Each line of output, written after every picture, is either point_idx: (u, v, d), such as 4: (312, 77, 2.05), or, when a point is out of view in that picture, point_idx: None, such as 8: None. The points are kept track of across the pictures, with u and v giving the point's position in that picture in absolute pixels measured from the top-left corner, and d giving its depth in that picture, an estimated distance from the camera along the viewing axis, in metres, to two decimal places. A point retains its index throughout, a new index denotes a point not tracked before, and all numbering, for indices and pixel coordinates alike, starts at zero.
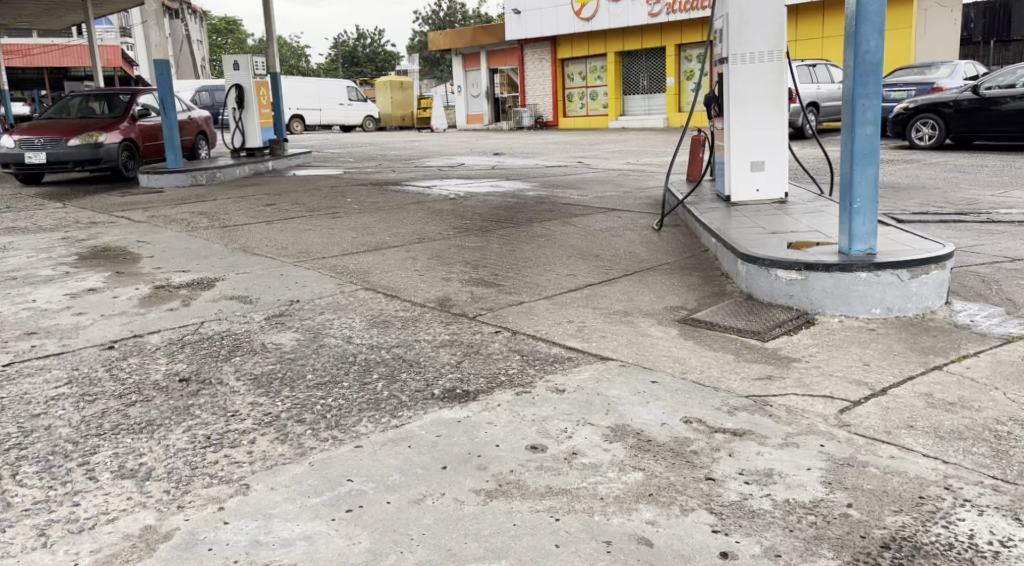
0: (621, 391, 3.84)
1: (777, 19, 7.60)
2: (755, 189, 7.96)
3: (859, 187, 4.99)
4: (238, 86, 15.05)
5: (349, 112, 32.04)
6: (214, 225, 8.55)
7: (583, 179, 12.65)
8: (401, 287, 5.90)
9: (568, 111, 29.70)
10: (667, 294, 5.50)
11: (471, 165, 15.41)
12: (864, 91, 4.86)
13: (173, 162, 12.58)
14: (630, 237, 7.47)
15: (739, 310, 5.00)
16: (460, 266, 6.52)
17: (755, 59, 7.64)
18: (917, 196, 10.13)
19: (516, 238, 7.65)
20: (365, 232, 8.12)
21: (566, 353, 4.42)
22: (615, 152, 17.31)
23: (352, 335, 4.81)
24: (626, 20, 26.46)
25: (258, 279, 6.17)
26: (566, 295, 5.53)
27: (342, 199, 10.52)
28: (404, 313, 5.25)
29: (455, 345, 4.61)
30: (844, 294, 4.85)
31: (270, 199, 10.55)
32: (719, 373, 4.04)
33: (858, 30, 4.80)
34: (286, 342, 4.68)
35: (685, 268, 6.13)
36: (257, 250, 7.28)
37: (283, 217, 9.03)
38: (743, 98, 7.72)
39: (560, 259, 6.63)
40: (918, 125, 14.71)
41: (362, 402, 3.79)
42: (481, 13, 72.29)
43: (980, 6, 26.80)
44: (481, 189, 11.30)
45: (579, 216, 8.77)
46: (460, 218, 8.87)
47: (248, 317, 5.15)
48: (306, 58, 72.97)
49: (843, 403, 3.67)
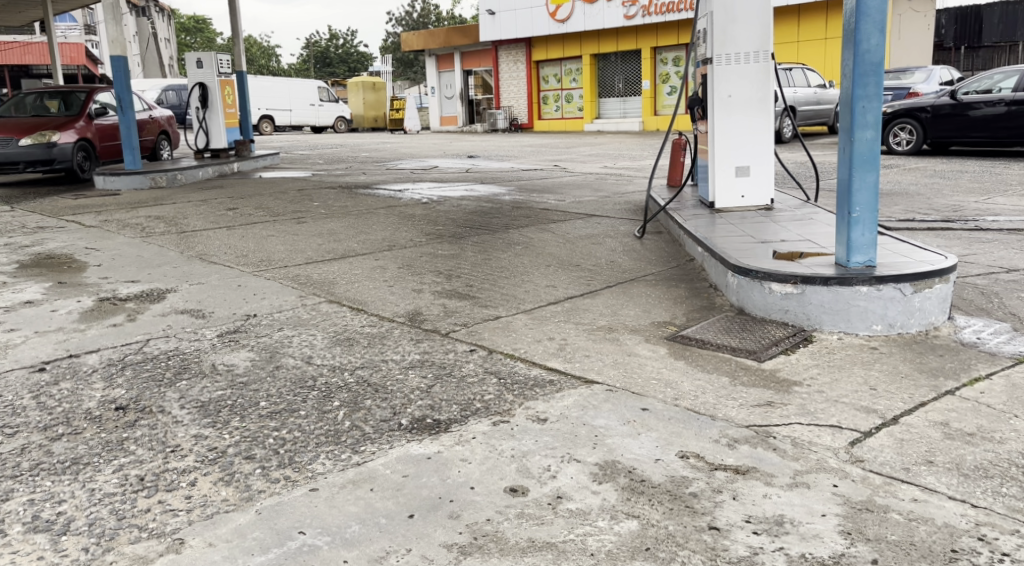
0: (608, 421, 3.48)
1: (764, 19, 7.30)
2: (739, 195, 7.61)
3: (859, 194, 4.65)
4: (201, 84, 14.50)
5: (320, 113, 31.49)
6: (170, 231, 8.14)
7: (560, 183, 12.33)
8: (368, 300, 5.49)
9: (543, 114, 29.37)
10: (652, 308, 5.14)
11: (445, 167, 15.03)
12: (864, 93, 4.51)
13: (130, 163, 12.06)
14: (610, 245, 7.14)
15: (731, 326, 4.65)
16: (432, 275, 6.13)
17: (739, 59, 7.34)
18: (901, 203, 9.86)
19: (492, 245, 7.28)
20: (331, 238, 7.72)
21: (547, 376, 4.05)
22: (591, 156, 17.01)
23: (313, 355, 4.41)
24: (602, 22, 26.27)
25: (213, 291, 5.74)
26: (545, 309, 5.15)
27: (307, 203, 10.06)
28: (371, 329, 4.85)
29: (425, 366, 4.22)
30: (843, 310, 4.51)
31: (233, 203, 10.11)
32: (716, 400, 3.68)
33: (858, 27, 4.47)
34: (239, 363, 4.26)
35: (670, 279, 5.78)
36: (214, 259, 6.85)
37: (246, 223, 8.59)
38: (727, 100, 7.40)
39: (538, 269, 6.25)
40: (896, 130, 14.52)
41: (321, 436, 3.39)
42: (455, 15, 71.81)
43: (952, 12, 26.82)
44: (455, 194, 10.89)
45: (557, 222, 8.41)
46: (432, 224, 8.47)
47: (199, 334, 4.73)
48: (279, 59, 72.25)
49: (853, 433, 3.31)
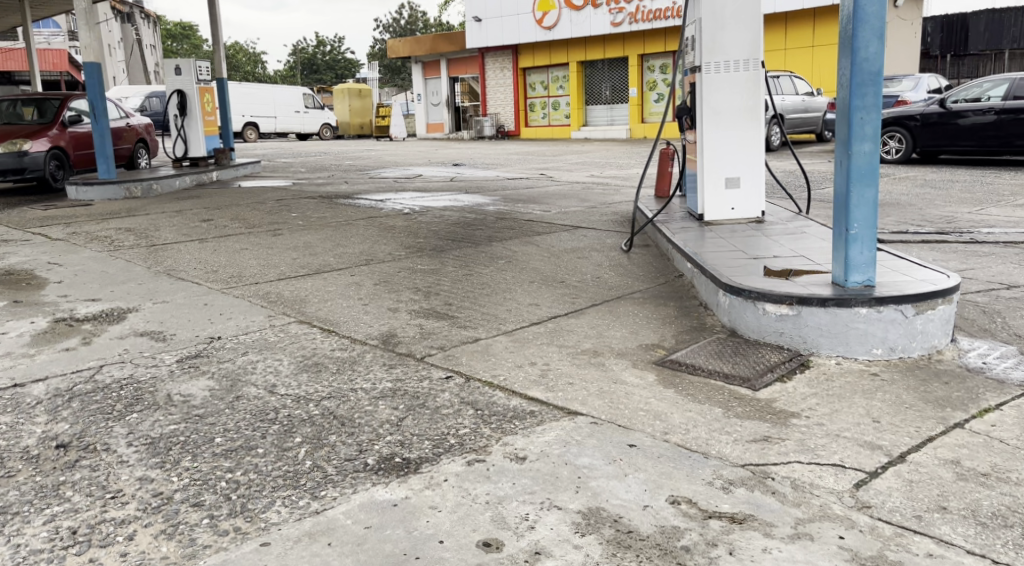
0: (592, 459, 3.21)
1: (754, 26, 7.07)
2: (729, 207, 7.36)
3: (857, 211, 4.38)
4: (180, 91, 14.16)
5: (304, 120, 30.97)
6: (140, 244, 7.84)
7: (546, 192, 12.08)
8: (340, 320, 5.19)
9: (529, 121, 29.14)
10: (640, 329, 4.87)
11: (429, 176, 14.75)
12: (862, 103, 4.26)
13: (104, 172, 11.74)
14: (596, 259, 6.87)
15: (723, 350, 4.38)
16: (409, 293, 5.85)
17: (729, 67, 7.11)
18: (893, 214, 9.64)
19: (474, 259, 7.00)
20: (306, 252, 7.43)
21: (528, 407, 3.77)
22: (578, 164, 16.79)
23: (277, 384, 4.11)
24: (588, 29, 26.08)
25: (177, 310, 5.44)
26: (526, 330, 4.88)
27: (285, 214, 9.75)
28: (341, 354, 4.57)
29: (397, 396, 3.93)
30: (841, 332, 4.25)
31: (207, 214, 9.80)
32: (708, 435, 3.41)
33: (856, 34, 4.21)
34: (197, 393, 3.97)
35: (658, 297, 5.51)
36: (183, 275, 6.55)
37: (219, 235, 8.30)
38: (717, 110, 7.16)
39: (521, 286, 5.97)
40: (885, 138, 14.27)
41: (278, 479, 3.10)
42: (442, 21, 71.56)
43: (938, 20, 26.75)
44: (439, 204, 10.61)
45: (541, 235, 8.15)
46: (413, 236, 8.19)
47: (157, 360, 4.44)
48: (265, 66, 71.86)
49: (858, 474, 3.05)
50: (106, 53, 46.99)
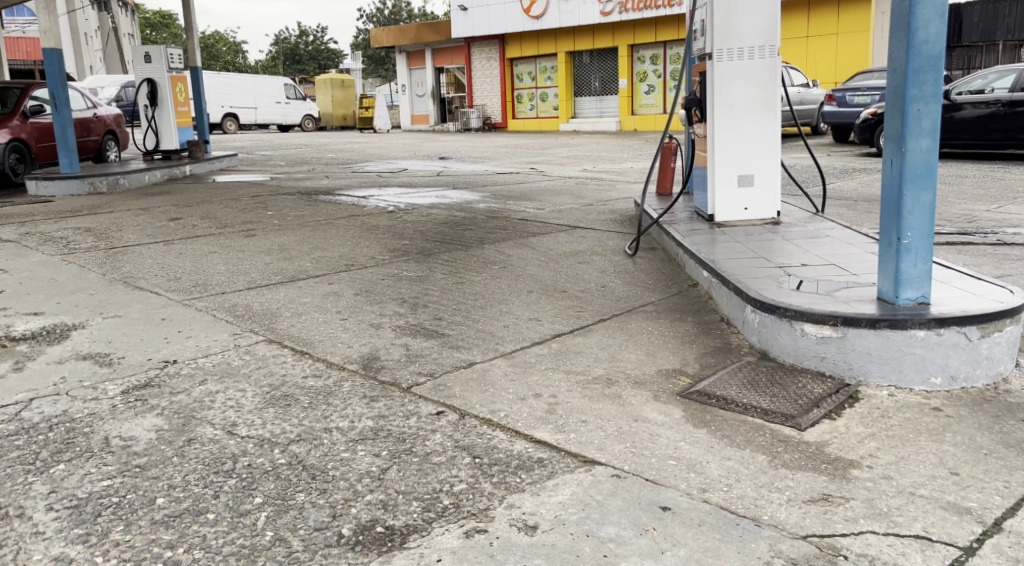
0: (618, 529, 2.62)
1: (770, 9, 6.50)
2: (742, 207, 6.78)
3: (911, 217, 3.78)
4: (150, 80, 13.46)
5: (286, 111, 30.29)
6: (98, 246, 7.21)
7: (538, 188, 11.48)
8: (316, 339, 4.58)
9: (517, 113, 28.49)
10: (657, 351, 4.27)
11: (414, 171, 14.14)
12: (919, 93, 3.67)
13: (67, 166, 11.08)
14: (599, 264, 6.29)
15: (757, 379, 3.79)
16: (394, 305, 5.24)
17: (743, 55, 6.52)
18: None
19: (465, 264, 6.40)
20: (281, 255, 6.82)
21: (537, 452, 3.18)
22: (570, 158, 16.20)
23: (238, 423, 3.50)
24: (577, 19, 25.44)
25: (129, 327, 4.81)
26: (527, 352, 4.28)
27: (260, 212, 9.11)
28: (315, 383, 3.95)
29: (379, 439, 3.32)
30: (894, 358, 3.66)
31: (177, 212, 9.16)
32: (756, 492, 2.83)
33: (914, 12, 3.62)
34: (141, 435, 3.36)
35: (674, 311, 4.92)
36: (141, 284, 5.90)
37: (187, 237, 7.65)
38: (729, 101, 6.58)
39: (518, 297, 5.37)
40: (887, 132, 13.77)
41: (228, 559, 2.53)
42: (427, 11, 70.93)
43: None
44: (425, 201, 10.00)
45: (536, 236, 7.56)
46: (397, 237, 7.57)
47: (99, 392, 3.82)
48: (247, 56, 70.92)
49: (949, 551, 2.48)
50: (81, 42, 46.02)
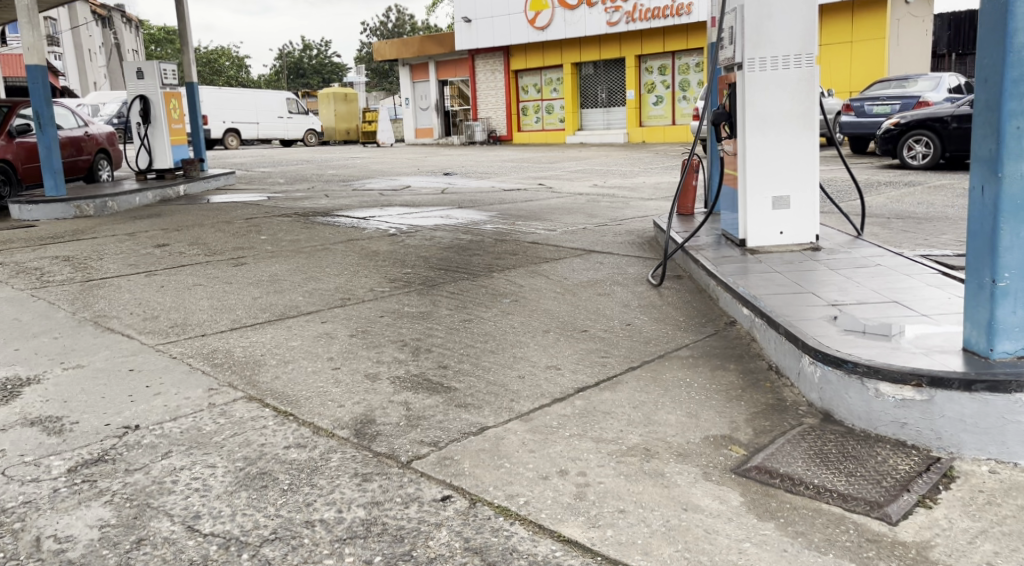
0: None
1: (807, 13, 5.90)
2: (777, 231, 6.18)
3: (1009, 254, 3.16)
4: (142, 96, 12.92)
5: (289, 126, 29.77)
6: (73, 278, 6.61)
7: (548, 206, 10.88)
8: (302, 396, 3.96)
9: (522, 126, 27.95)
10: (700, 411, 3.65)
11: (418, 187, 13.58)
12: (1017, 107, 3.06)
13: (52, 189, 10.50)
14: (621, 297, 5.68)
15: (827, 451, 3.17)
16: (393, 349, 4.63)
17: (777, 64, 5.93)
18: (945, 230, 8.49)
19: (472, 297, 5.79)
20: (270, 288, 6.22)
21: (566, 559, 2.57)
22: (578, 172, 15.61)
23: (201, 514, 2.88)
24: (584, 29, 24.92)
25: (90, 381, 4.17)
26: (548, 413, 3.66)
27: (253, 237, 8.53)
28: (299, 456, 3.33)
29: (372, 538, 2.72)
30: (995, 428, 3.04)
31: (164, 237, 8.57)
32: None
33: (1012, 9, 3.01)
34: (80, 535, 2.75)
35: (713, 358, 4.30)
36: (112, 324, 5.28)
37: (171, 266, 7.05)
38: (762, 115, 5.97)
39: (533, 339, 4.77)
40: (910, 143, 13.08)
41: None
42: (431, 25, 70.90)
43: (945, 17, 26.26)
44: (430, 222, 9.41)
45: (550, 262, 6.94)
46: (398, 265, 6.98)
47: (39, 471, 3.20)
48: (250, 71, 70.64)
49: None
50: (83, 57, 45.66)
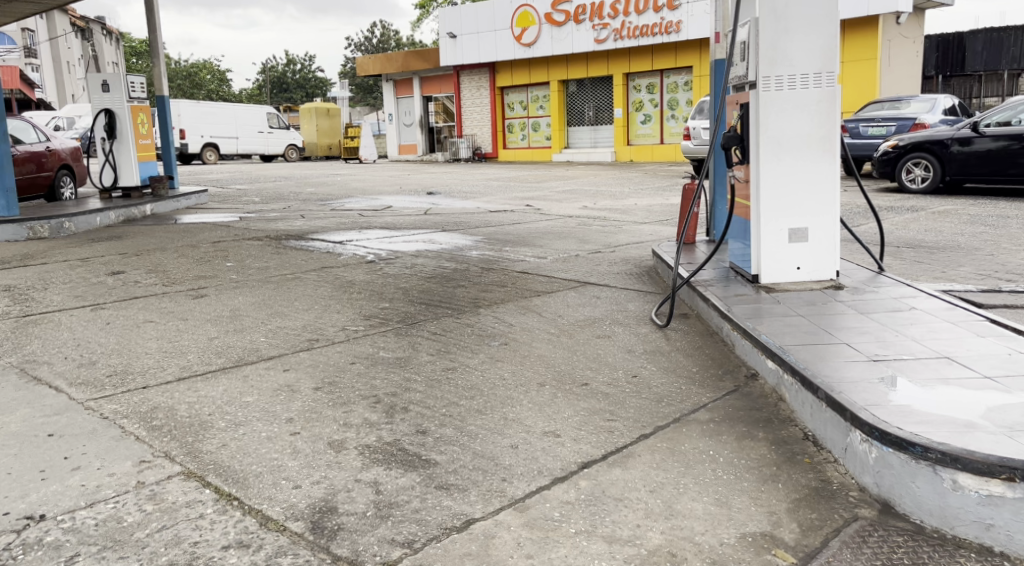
0: None
1: (828, 28, 5.31)
2: (794, 267, 5.59)
3: None
4: (107, 110, 12.21)
5: (269, 141, 29.07)
6: (10, 313, 5.91)
7: (536, 229, 10.27)
8: (251, 472, 3.29)
9: (508, 143, 27.42)
10: (733, 497, 3.03)
11: (400, 208, 12.99)
12: None
13: (3, 209, 9.70)
14: (624, 340, 5.04)
15: None
16: (364, 409, 3.96)
17: (795, 84, 5.36)
18: (961, 262, 7.92)
19: (456, 340, 5.13)
20: (230, 326, 5.55)
21: None
22: (567, 193, 15.05)
23: None
24: (571, 46, 24.42)
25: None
26: (548, 498, 3.03)
27: (218, 263, 7.88)
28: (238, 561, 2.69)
29: None
30: None
31: (120, 263, 7.88)
32: None
33: None
34: None
35: (737, 424, 3.67)
36: (42, 372, 4.59)
37: (122, 298, 6.37)
38: (778, 139, 5.39)
39: (526, 395, 4.12)
40: (909, 166, 12.56)
41: None
42: (416, 41, 70.66)
43: (933, 39, 26.01)
44: (411, 247, 8.76)
45: (541, 296, 6.30)
46: (375, 298, 6.32)
47: None
48: (233, 85, 70.07)
49: None
50: (62, 70, 45.06)
